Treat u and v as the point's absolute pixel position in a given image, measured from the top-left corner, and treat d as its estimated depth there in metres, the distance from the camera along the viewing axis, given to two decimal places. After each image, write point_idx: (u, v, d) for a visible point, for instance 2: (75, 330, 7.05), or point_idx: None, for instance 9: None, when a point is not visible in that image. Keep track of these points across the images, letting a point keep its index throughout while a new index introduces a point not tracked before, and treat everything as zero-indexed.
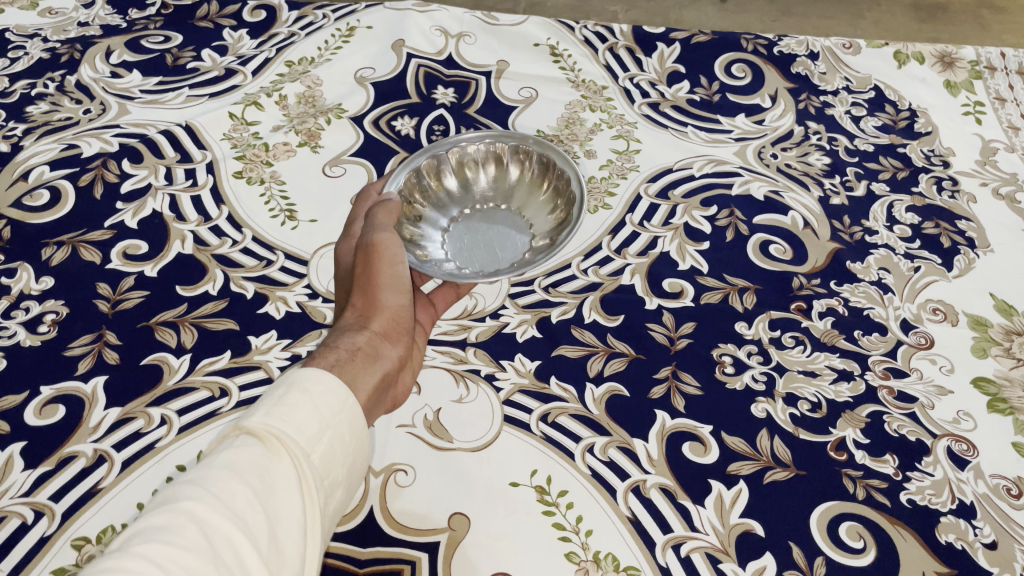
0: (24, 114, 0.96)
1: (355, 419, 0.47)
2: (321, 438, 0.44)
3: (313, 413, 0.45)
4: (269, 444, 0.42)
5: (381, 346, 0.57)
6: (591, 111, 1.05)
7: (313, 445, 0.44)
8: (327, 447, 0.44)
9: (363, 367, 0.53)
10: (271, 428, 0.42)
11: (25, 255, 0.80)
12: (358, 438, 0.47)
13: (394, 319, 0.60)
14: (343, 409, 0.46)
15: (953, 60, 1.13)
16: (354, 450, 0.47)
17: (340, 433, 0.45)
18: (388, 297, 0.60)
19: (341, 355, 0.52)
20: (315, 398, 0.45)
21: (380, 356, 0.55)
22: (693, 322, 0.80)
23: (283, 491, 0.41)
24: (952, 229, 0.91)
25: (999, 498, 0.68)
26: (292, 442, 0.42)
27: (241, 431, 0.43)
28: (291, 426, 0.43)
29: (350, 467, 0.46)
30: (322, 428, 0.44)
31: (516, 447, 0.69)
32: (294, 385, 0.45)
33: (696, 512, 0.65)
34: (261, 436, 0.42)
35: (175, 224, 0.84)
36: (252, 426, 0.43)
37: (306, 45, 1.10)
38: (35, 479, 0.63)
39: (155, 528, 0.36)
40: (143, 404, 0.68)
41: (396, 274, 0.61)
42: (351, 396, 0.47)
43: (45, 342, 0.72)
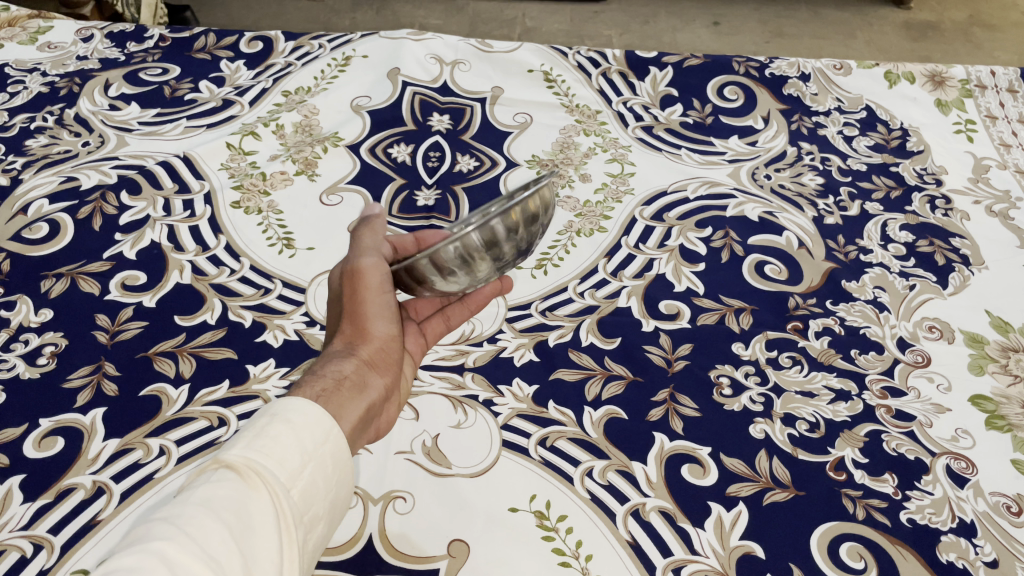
0: (23, 147, 0.97)
1: (335, 453, 0.50)
2: (301, 472, 0.47)
3: (296, 445, 0.47)
4: (250, 475, 0.45)
5: (368, 375, 0.60)
6: (586, 135, 1.06)
7: (292, 478, 0.46)
8: (306, 480, 0.47)
9: (349, 397, 0.56)
10: (252, 461, 0.45)
11: (25, 288, 0.80)
12: (336, 472, 0.50)
13: (379, 349, 0.63)
14: (323, 442, 0.49)
15: (943, 79, 1.14)
16: (334, 482, 0.50)
17: (319, 466, 0.48)
18: (374, 328, 0.63)
19: (328, 385, 0.56)
20: (298, 430, 0.48)
21: (366, 385, 0.59)
22: (690, 343, 0.81)
23: (261, 525, 0.43)
24: (946, 247, 0.92)
25: (1000, 516, 0.68)
26: (273, 474, 0.45)
27: (220, 465, 0.45)
28: (272, 460, 0.46)
29: (326, 501, 0.49)
30: (303, 461, 0.47)
31: (515, 472, 0.69)
32: (276, 416, 0.48)
33: (696, 535, 0.65)
34: (242, 467, 0.45)
35: (174, 254, 0.85)
36: (233, 457, 0.45)
37: (303, 75, 1.12)
38: (33, 512, 0.62)
39: (128, 568, 0.36)
40: (142, 434, 0.68)
41: (383, 302, 0.63)
42: (332, 428, 0.51)
43: (44, 375, 0.73)
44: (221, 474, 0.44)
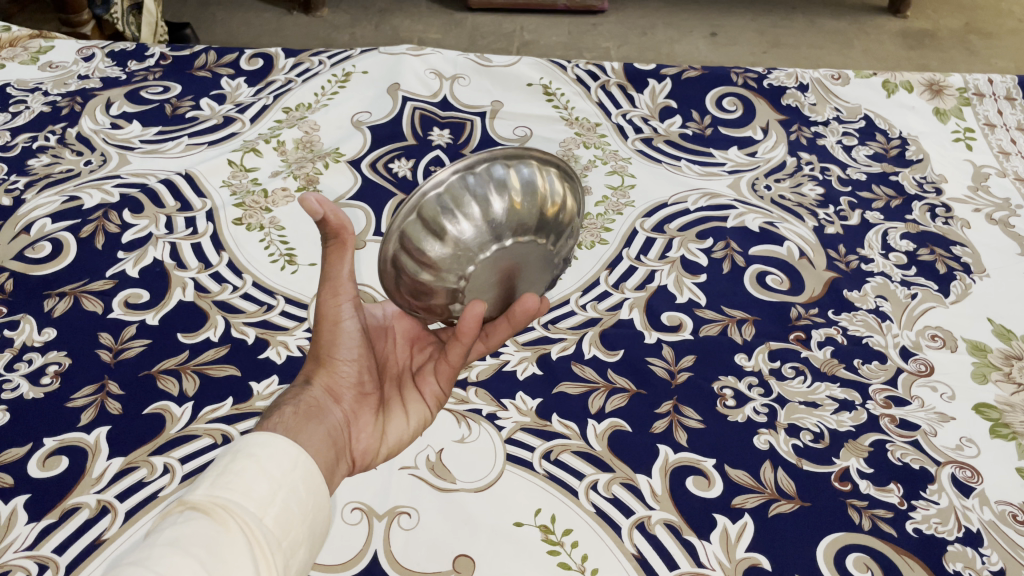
0: (25, 167, 0.98)
1: (308, 478, 0.51)
2: (272, 500, 0.48)
3: (263, 477, 0.49)
4: (216, 511, 0.46)
5: (324, 406, 0.58)
6: (585, 148, 1.07)
7: (263, 507, 0.48)
8: (280, 507, 0.48)
9: (299, 430, 0.55)
10: (217, 498, 0.47)
11: (28, 308, 0.80)
12: (313, 495, 0.51)
13: (341, 376, 0.60)
14: (293, 469, 0.50)
15: (941, 87, 1.15)
16: (313, 506, 0.51)
17: (292, 493, 0.50)
18: (337, 358, 0.60)
19: (279, 421, 0.55)
20: (264, 462, 0.50)
21: (320, 417, 0.57)
22: (693, 355, 0.81)
23: (234, 556, 0.44)
24: (947, 255, 0.92)
25: (1005, 525, 0.67)
26: (240, 506, 0.47)
27: (185, 508, 0.46)
28: (238, 494, 0.48)
29: (307, 526, 0.50)
30: (273, 490, 0.49)
31: (520, 487, 0.69)
32: (239, 454, 0.50)
33: (702, 547, 0.65)
34: (208, 505, 0.46)
35: (176, 272, 0.85)
36: (197, 498, 0.47)
37: (303, 92, 1.12)
38: (38, 532, 0.62)
39: None
40: (146, 452, 0.68)
41: (342, 331, 0.59)
42: (300, 455, 0.52)
43: (48, 394, 0.73)
44: (188, 514, 0.46)
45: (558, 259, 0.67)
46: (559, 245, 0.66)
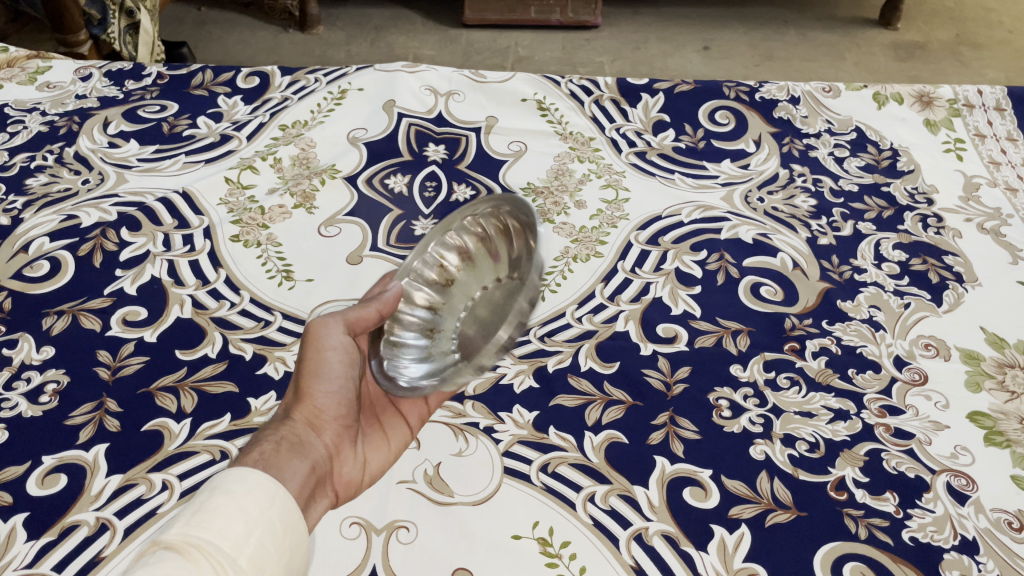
0: (24, 187, 0.98)
1: (283, 514, 0.53)
2: (246, 540, 0.50)
3: (239, 515, 0.50)
4: (190, 551, 0.47)
5: (307, 438, 0.66)
6: (580, 162, 1.07)
7: (237, 546, 0.49)
8: (253, 547, 0.50)
9: (287, 458, 0.61)
10: (191, 539, 0.47)
11: (26, 326, 0.81)
12: (288, 533, 0.52)
13: (320, 409, 0.69)
14: (269, 507, 0.52)
15: (931, 99, 1.16)
16: (287, 545, 0.52)
17: (267, 531, 0.51)
18: (315, 391, 0.69)
19: (267, 450, 0.61)
20: (239, 500, 0.51)
21: (304, 447, 0.64)
22: (689, 366, 0.81)
23: None
24: (939, 265, 0.93)
25: (1001, 533, 0.68)
26: (214, 546, 0.48)
27: (159, 546, 0.47)
28: (213, 533, 0.49)
29: (281, 564, 0.51)
30: (248, 529, 0.50)
31: (517, 499, 0.70)
32: (217, 491, 0.51)
33: (699, 558, 0.65)
34: (182, 545, 0.47)
35: (174, 289, 0.86)
36: (172, 538, 0.48)
37: (300, 109, 1.13)
38: (37, 550, 0.63)
39: None
40: (144, 469, 0.69)
41: (326, 361, 0.70)
42: (276, 492, 0.53)
43: (46, 413, 0.73)
44: (161, 553, 0.46)
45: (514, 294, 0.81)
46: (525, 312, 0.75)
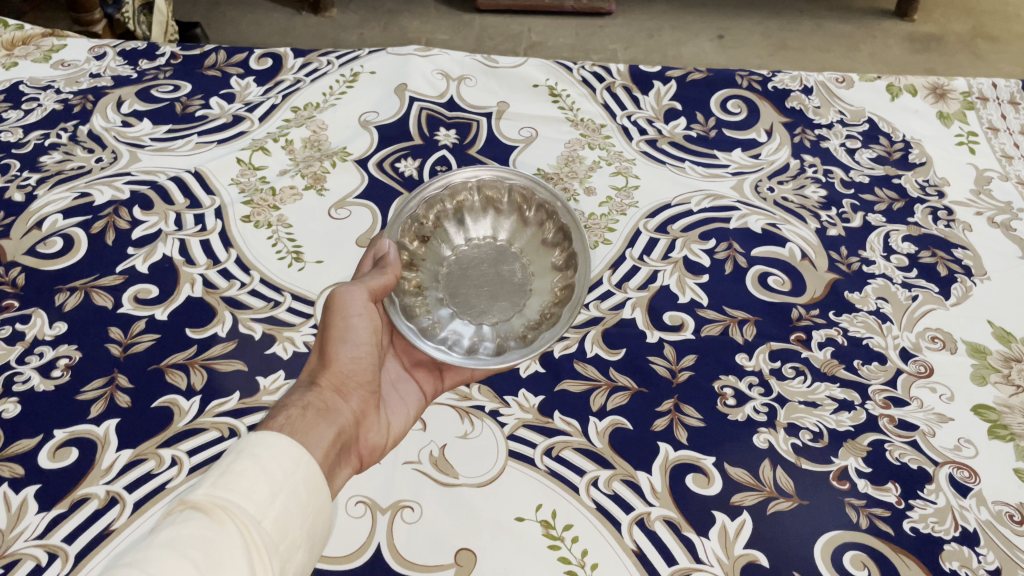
0: (38, 164, 0.99)
1: (307, 479, 0.53)
2: (271, 503, 0.50)
3: (265, 479, 0.50)
4: (218, 511, 0.47)
5: (333, 404, 0.63)
6: (591, 149, 1.07)
7: (262, 509, 0.49)
8: (278, 510, 0.50)
9: (314, 423, 0.59)
10: (219, 499, 0.48)
11: (39, 301, 0.82)
12: (311, 497, 0.53)
13: (345, 375, 0.67)
14: (294, 472, 0.52)
15: (945, 91, 1.15)
16: (309, 510, 0.53)
17: (291, 496, 0.51)
18: (339, 356, 0.67)
19: (293, 415, 0.59)
20: (265, 463, 0.51)
21: (330, 413, 0.62)
22: (694, 354, 0.82)
23: (230, 557, 0.46)
24: (949, 258, 0.92)
25: (1002, 525, 0.69)
26: (240, 508, 0.48)
27: (186, 506, 0.47)
28: (239, 494, 0.49)
29: (303, 528, 0.52)
30: (273, 493, 0.50)
31: (522, 482, 0.70)
32: (243, 452, 0.51)
33: (701, 544, 0.66)
34: (210, 504, 0.47)
35: (185, 268, 0.86)
36: (200, 497, 0.48)
37: (312, 91, 1.13)
38: (48, 522, 0.64)
39: None
40: (154, 445, 0.70)
41: (352, 327, 0.69)
42: (300, 457, 0.53)
43: (58, 387, 0.74)
44: (189, 512, 0.47)
45: (528, 250, 0.81)
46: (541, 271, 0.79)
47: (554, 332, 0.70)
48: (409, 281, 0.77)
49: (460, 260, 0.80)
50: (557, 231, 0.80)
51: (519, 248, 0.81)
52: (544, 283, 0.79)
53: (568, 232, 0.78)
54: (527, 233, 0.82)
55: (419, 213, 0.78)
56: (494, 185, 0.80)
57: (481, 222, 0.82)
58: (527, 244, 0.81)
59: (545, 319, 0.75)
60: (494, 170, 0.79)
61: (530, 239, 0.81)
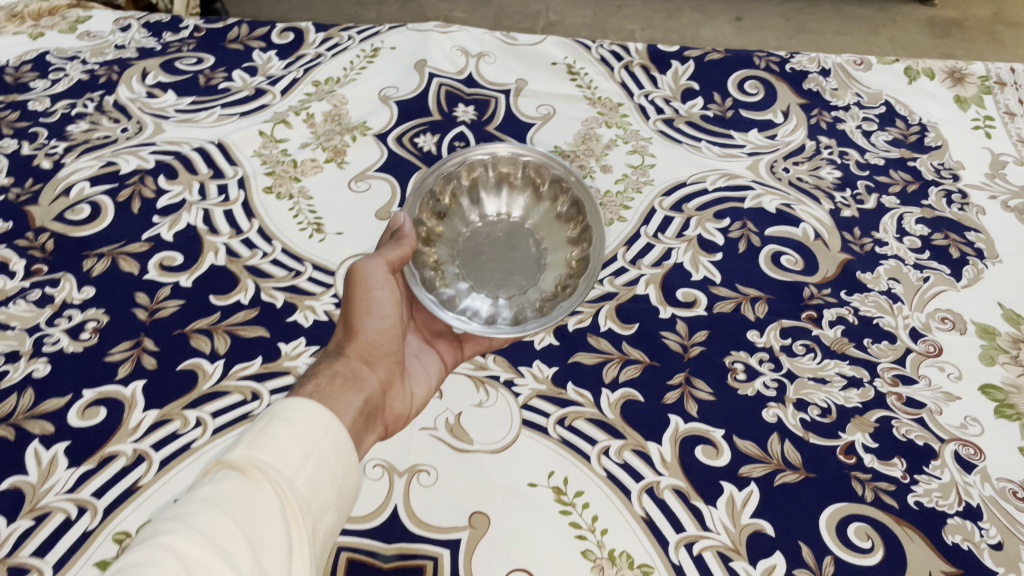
0: (65, 133, 1.01)
1: (338, 443, 0.52)
2: (303, 465, 0.49)
3: (296, 441, 0.49)
4: (252, 471, 0.46)
5: (360, 372, 0.64)
6: (607, 127, 1.08)
7: (295, 471, 0.48)
8: (311, 472, 0.49)
9: (342, 390, 0.60)
10: (253, 459, 0.47)
11: (68, 266, 0.84)
12: (342, 461, 0.52)
13: (372, 346, 0.68)
14: (325, 435, 0.51)
15: (963, 75, 1.15)
16: (341, 473, 0.51)
17: (323, 458, 0.50)
18: (364, 326, 0.68)
19: (323, 381, 0.60)
20: (297, 426, 0.50)
21: (359, 381, 0.63)
22: (706, 330, 0.83)
23: (265, 517, 0.45)
24: (961, 240, 0.93)
25: (1005, 501, 0.70)
26: (275, 469, 0.47)
27: (222, 466, 0.47)
28: (272, 456, 0.48)
29: (335, 491, 0.51)
30: (306, 455, 0.49)
31: (535, 450, 0.72)
32: (276, 415, 0.50)
33: (708, 513, 0.68)
34: (244, 465, 0.47)
35: (209, 237, 0.88)
36: (234, 458, 0.47)
37: (332, 66, 1.14)
38: (78, 477, 0.67)
39: (134, 565, 0.38)
40: (180, 406, 0.72)
41: (375, 299, 0.70)
42: (332, 421, 0.52)
43: (87, 349, 0.76)
44: (224, 472, 0.46)
45: (542, 225, 0.82)
46: (552, 247, 0.81)
47: (571, 303, 0.71)
48: (426, 256, 0.78)
49: (475, 237, 0.81)
50: (571, 204, 0.81)
51: (533, 223, 0.82)
52: (557, 256, 0.80)
53: (581, 206, 0.79)
54: (541, 208, 0.83)
55: (434, 188, 0.79)
56: (508, 162, 0.81)
57: (494, 199, 0.83)
58: (540, 218, 0.82)
59: (560, 291, 0.77)
60: (509, 147, 0.79)
61: (544, 214, 0.82)
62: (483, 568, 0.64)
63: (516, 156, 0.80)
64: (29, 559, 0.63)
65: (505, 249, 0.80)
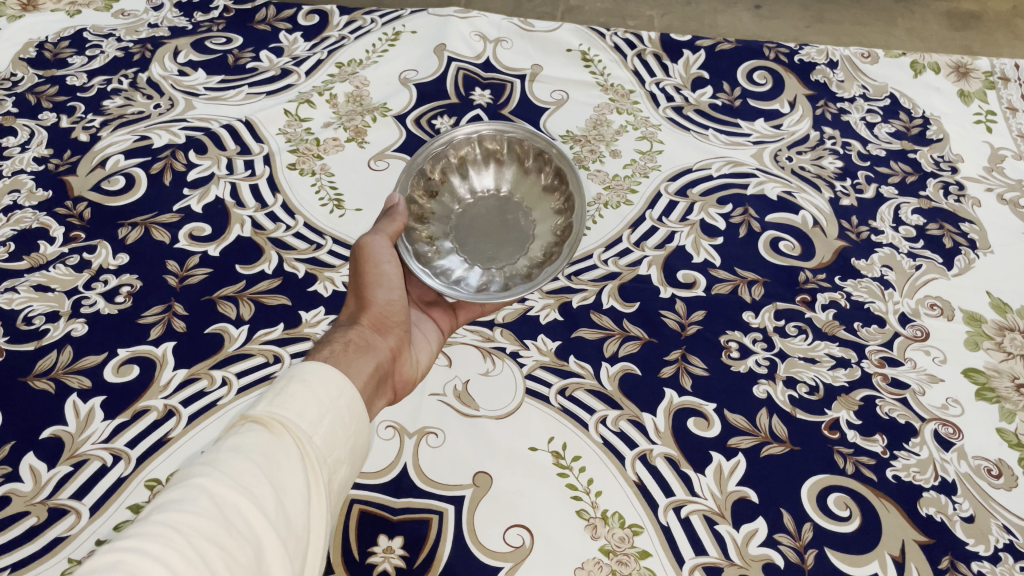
0: (101, 108, 1.06)
1: (352, 403, 0.55)
2: (321, 421, 0.52)
3: (315, 399, 0.53)
4: (275, 425, 0.50)
5: (372, 340, 0.67)
6: (618, 114, 1.12)
7: (314, 426, 0.51)
8: (328, 427, 0.52)
9: (356, 357, 0.63)
10: (275, 414, 0.50)
11: (103, 234, 0.89)
12: (355, 420, 0.55)
13: (385, 316, 0.71)
14: (342, 394, 0.54)
15: (968, 70, 1.18)
16: (354, 432, 0.55)
17: (338, 416, 0.53)
18: (375, 297, 0.71)
19: (336, 350, 0.63)
20: (314, 386, 0.53)
21: (371, 348, 0.66)
22: (704, 310, 0.87)
23: (286, 467, 0.48)
24: (955, 231, 0.97)
25: (980, 478, 0.75)
26: (296, 423, 0.50)
27: (247, 420, 0.50)
28: (293, 412, 0.51)
29: (349, 447, 0.54)
30: (323, 412, 0.52)
31: (536, 417, 0.77)
32: (295, 376, 0.54)
33: (697, 479, 0.73)
34: (267, 419, 0.50)
35: (235, 210, 0.93)
36: (258, 413, 0.50)
37: (355, 48, 1.19)
38: (113, 428, 0.73)
39: (172, 501, 0.43)
40: (207, 366, 0.78)
41: (384, 272, 0.72)
42: (347, 382, 0.55)
43: (121, 311, 0.82)
44: (249, 425, 0.49)
45: (529, 198, 0.84)
46: (540, 219, 0.82)
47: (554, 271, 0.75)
48: (419, 231, 0.81)
49: (467, 214, 0.83)
50: (554, 175, 0.83)
51: (521, 197, 0.84)
52: (544, 227, 0.82)
53: (564, 175, 0.81)
54: (527, 182, 0.84)
55: (424, 168, 0.81)
56: (492, 139, 0.84)
57: (483, 175, 0.85)
58: (527, 192, 0.84)
59: (547, 260, 0.79)
60: (492, 124, 0.82)
61: (531, 187, 0.84)
62: (485, 523, 0.69)
63: (499, 132, 0.83)
64: (67, 501, 0.68)
65: (495, 223, 0.82)
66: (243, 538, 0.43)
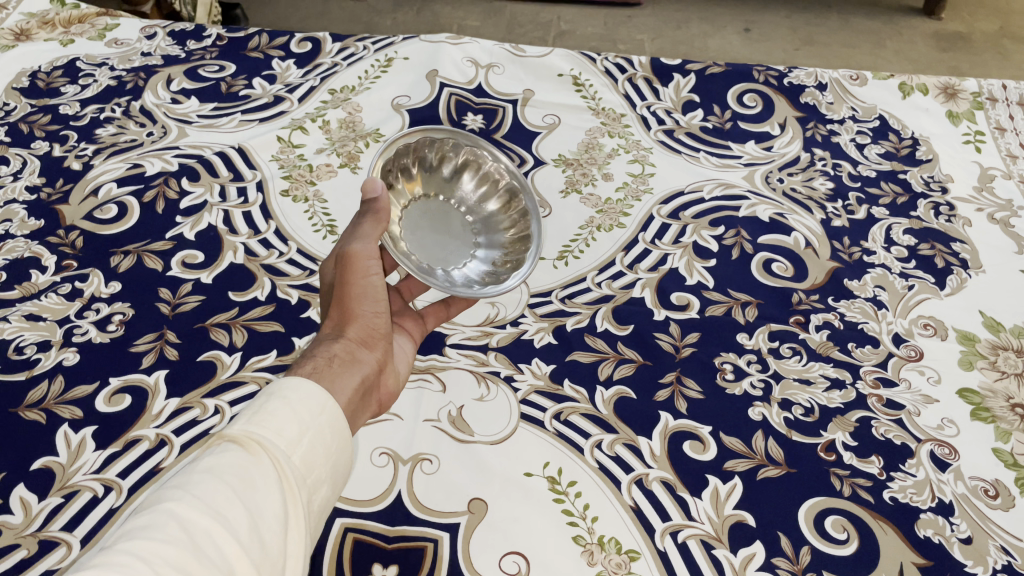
0: (94, 136, 1.06)
1: (333, 420, 0.55)
2: (299, 441, 0.52)
3: (293, 419, 0.53)
4: (252, 445, 0.50)
5: (355, 355, 0.67)
6: (610, 137, 1.13)
7: (292, 446, 0.51)
8: (307, 447, 0.52)
9: (340, 372, 0.63)
10: (253, 434, 0.50)
11: (96, 262, 0.89)
12: (336, 439, 0.55)
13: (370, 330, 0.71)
14: (322, 412, 0.55)
15: (956, 91, 1.19)
16: (335, 451, 0.55)
17: (319, 435, 0.53)
18: (360, 311, 0.70)
19: (319, 364, 0.63)
20: (294, 405, 0.53)
21: (355, 363, 0.66)
22: (697, 332, 0.87)
23: (262, 488, 0.48)
24: (946, 251, 0.97)
25: (977, 498, 0.74)
26: (273, 443, 0.50)
27: (224, 439, 0.50)
28: (272, 432, 0.51)
29: (328, 467, 0.54)
30: (301, 432, 0.52)
31: (531, 442, 0.77)
32: (274, 394, 0.54)
33: (694, 503, 0.72)
34: (244, 439, 0.50)
35: (228, 237, 0.93)
36: (234, 432, 0.50)
37: (348, 75, 1.19)
38: (104, 459, 0.72)
39: (141, 527, 0.42)
40: (199, 395, 0.77)
41: (371, 284, 0.71)
42: (329, 400, 0.56)
43: (113, 340, 0.81)
44: (225, 445, 0.49)
45: (470, 209, 0.88)
46: (483, 231, 0.87)
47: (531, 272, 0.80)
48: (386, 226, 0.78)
49: (416, 213, 0.83)
50: (502, 193, 0.89)
51: (463, 206, 0.88)
52: (489, 239, 0.87)
53: (516, 194, 0.88)
54: (470, 193, 0.89)
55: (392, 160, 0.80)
56: (451, 146, 0.86)
57: (428, 179, 0.86)
58: (468, 203, 0.88)
59: (504, 265, 0.84)
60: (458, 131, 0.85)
61: (472, 199, 0.89)
62: (480, 549, 0.68)
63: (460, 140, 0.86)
64: (58, 533, 0.67)
65: (446, 229, 0.85)
66: (217, 564, 0.43)
